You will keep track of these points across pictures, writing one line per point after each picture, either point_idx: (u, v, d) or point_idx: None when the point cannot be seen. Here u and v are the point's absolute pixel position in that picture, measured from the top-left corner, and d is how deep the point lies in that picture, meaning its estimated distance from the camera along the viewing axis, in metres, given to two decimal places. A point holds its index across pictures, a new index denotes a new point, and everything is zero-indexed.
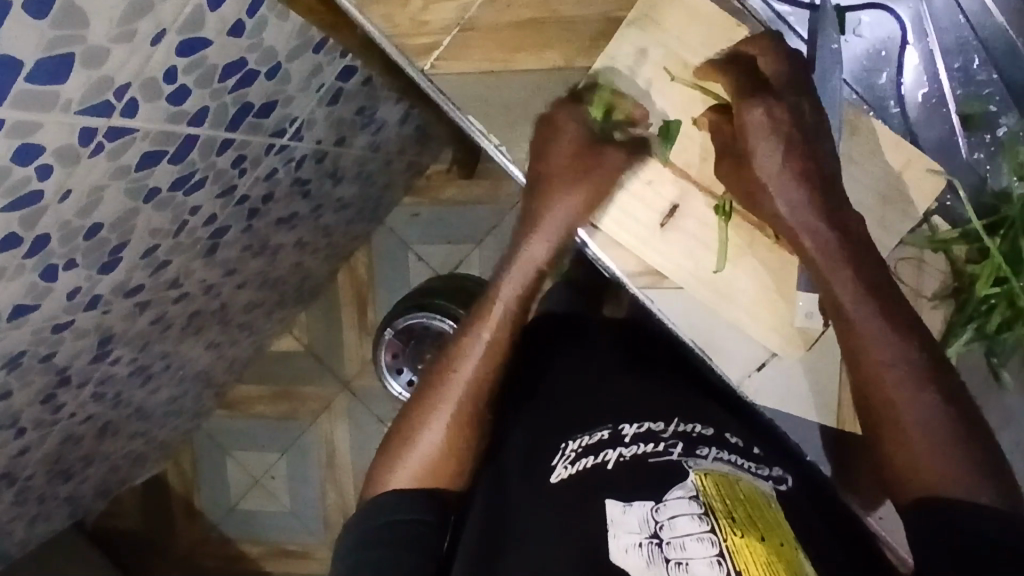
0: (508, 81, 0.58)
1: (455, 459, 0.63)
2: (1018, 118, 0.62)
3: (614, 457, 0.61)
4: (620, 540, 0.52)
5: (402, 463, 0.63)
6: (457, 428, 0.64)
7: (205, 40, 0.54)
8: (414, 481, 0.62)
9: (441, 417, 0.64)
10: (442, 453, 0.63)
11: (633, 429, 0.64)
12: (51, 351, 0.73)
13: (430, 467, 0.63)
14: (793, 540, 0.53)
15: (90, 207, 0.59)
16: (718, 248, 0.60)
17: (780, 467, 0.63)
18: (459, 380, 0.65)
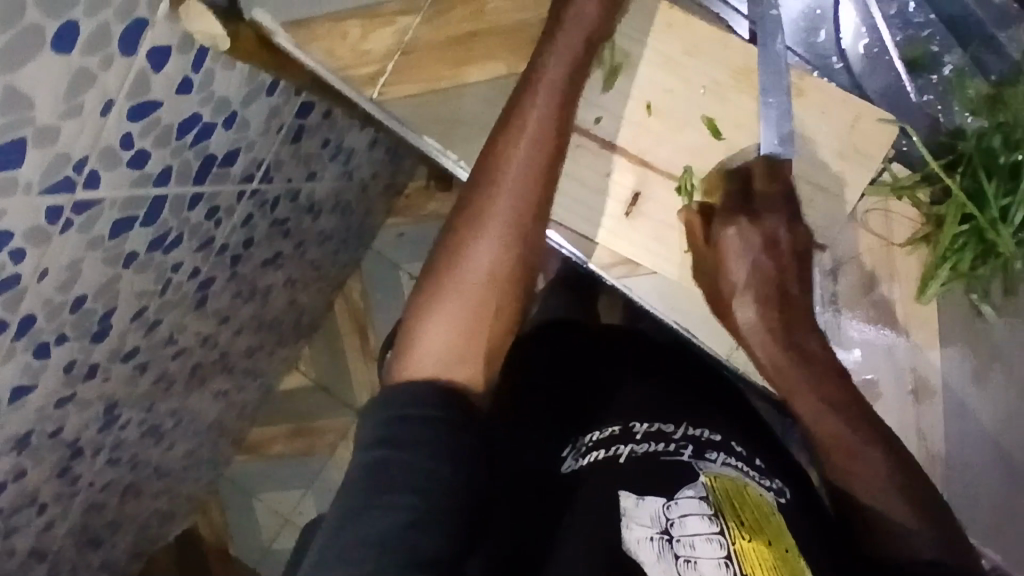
0: (460, 97, 0.61)
1: (481, 337, 0.57)
2: (961, 55, 0.69)
3: (626, 452, 0.61)
4: (633, 531, 0.54)
5: (426, 336, 0.55)
6: (492, 321, 0.57)
7: (155, 101, 0.54)
8: (444, 350, 0.55)
9: (476, 272, 0.57)
10: (481, 322, 0.57)
11: (644, 428, 0.64)
12: (57, 425, 0.74)
13: (463, 326, 0.56)
14: (793, 546, 0.55)
15: (70, 280, 0.60)
16: (686, 228, 0.65)
17: (779, 480, 0.64)
18: (490, 237, 0.57)
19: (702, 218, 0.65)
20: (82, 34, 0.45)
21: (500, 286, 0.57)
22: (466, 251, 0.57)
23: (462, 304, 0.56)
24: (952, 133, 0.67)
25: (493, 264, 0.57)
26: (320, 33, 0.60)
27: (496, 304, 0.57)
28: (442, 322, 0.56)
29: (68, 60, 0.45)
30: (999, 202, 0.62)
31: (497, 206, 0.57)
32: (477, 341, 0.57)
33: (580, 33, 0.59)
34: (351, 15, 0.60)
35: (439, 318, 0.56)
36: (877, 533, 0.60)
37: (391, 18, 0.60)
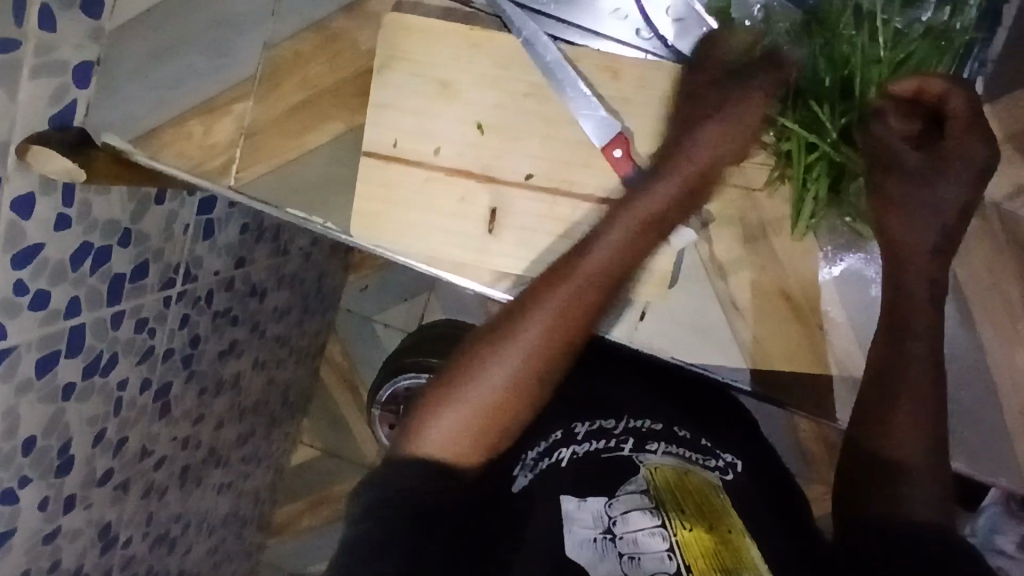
0: (310, 163, 0.56)
1: (493, 431, 0.53)
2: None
3: (568, 455, 0.60)
4: (575, 534, 0.52)
5: (470, 400, 0.52)
6: (477, 429, 0.52)
7: (36, 244, 0.57)
8: (464, 433, 0.52)
9: (508, 359, 0.52)
10: (507, 407, 0.53)
11: (585, 427, 0.64)
12: (52, 561, 0.77)
13: (466, 437, 0.52)
14: (741, 525, 0.54)
15: (11, 427, 0.63)
16: (553, 226, 0.54)
17: (726, 454, 0.65)
18: (532, 333, 0.52)
19: (556, 209, 0.54)
20: None
21: (519, 396, 0.53)
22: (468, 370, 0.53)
23: (502, 374, 0.52)
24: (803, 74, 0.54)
25: (553, 361, 0.53)
26: (171, 139, 0.57)
27: (533, 383, 0.53)
28: (455, 412, 0.52)
29: None
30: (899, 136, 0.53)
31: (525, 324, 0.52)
32: (490, 432, 0.53)
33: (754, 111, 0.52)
34: (191, 114, 0.56)
35: (447, 409, 0.52)
36: (885, 493, 0.52)
37: (228, 105, 0.56)
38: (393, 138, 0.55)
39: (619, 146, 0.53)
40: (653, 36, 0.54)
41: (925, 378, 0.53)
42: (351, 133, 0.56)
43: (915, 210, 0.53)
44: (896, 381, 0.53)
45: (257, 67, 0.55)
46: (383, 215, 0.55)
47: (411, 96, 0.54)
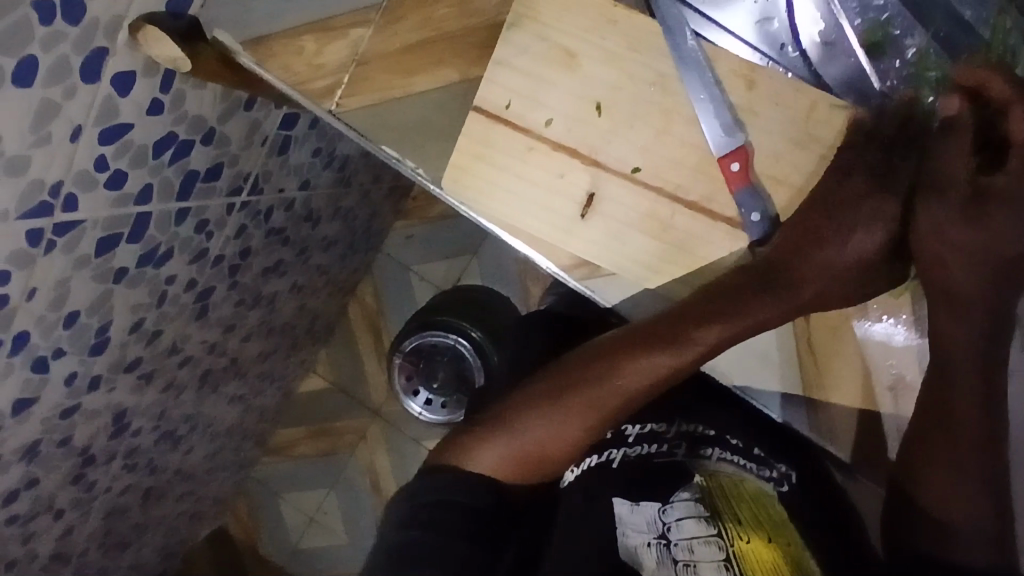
0: (414, 105, 0.54)
1: (543, 463, 0.65)
2: (925, 36, 0.51)
3: (618, 456, 0.66)
4: (631, 538, 0.60)
5: (525, 439, 0.64)
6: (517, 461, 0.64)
7: (125, 124, 0.56)
8: (507, 462, 0.64)
9: (538, 417, 0.64)
10: (542, 454, 0.64)
11: (636, 429, 0.68)
12: (67, 434, 0.78)
13: (519, 462, 0.64)
14: (797, 535, 0.60)
15: (61, 298, 0.63)
16: (644, 225, 0.52)
17: (780, 463, 0.66)
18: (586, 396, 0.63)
19: (658, 210, 0.51)
20: (42, 68, 0.47)
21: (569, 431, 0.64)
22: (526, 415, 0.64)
23: (536, 427, 0.64)
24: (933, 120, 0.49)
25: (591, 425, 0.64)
26: (278, 50, 0.55)
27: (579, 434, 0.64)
28: (496, 448, 0.64)
29: (30, 93, 0.47)
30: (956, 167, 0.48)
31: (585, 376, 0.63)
32: (541, 464, 0.65)
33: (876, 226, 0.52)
34: (305, 29, 0.54)
35: (513, 435, 0.64)
36: (935, 527, 0.57)
37: (344, 28, 0.54)
38: (506, 99, 0.52)
39: (736, 161, 0.49)
40: (798, 53, 0.51)
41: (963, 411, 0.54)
42: (461, 84, 0.53)
43: (948, 238, 0.49)
44: (951, 423, 0.54)
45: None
46: (475, 178, 0.54)
47: (528, 59, 0.51)
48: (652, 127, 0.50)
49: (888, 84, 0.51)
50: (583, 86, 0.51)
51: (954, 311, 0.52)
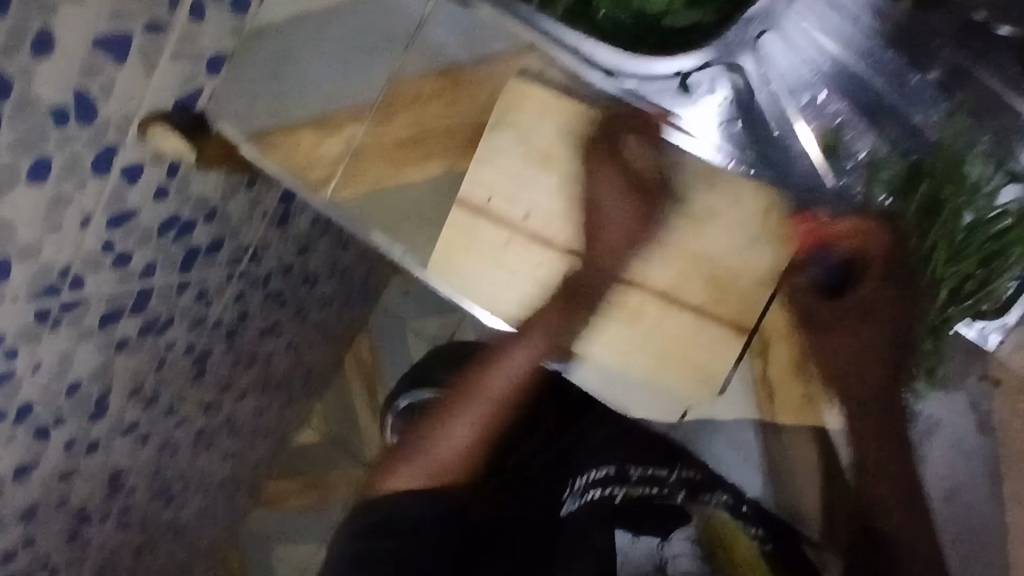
0: (402, 196, 0.58)
1: (451, 467, 0.68)
2: (877, 139, 0.53)
3: (621, 493, 0.74)
4: (630, 561, 0.70)
5: (437, 453, 0.68)
6: (538, 338, 0.59)
7: (133, 209, 0.60)
8: (438, 460, 0.68)
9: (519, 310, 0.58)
10: (443, 467, 0.68)
11: (639, 472, 0.73)
12: (64, 495, 0.80)
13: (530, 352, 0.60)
14: None
15: (64, 369, 0.66)
16: (615, 310, 0.55)
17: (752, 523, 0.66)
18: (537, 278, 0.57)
19: (626, 296, 0.55)
20: (56, 165, 0.51)
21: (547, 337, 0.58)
22: (502, 297, 0.58)
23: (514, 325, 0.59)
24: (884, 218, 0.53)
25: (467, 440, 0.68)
26: (278, 142, 0.60)
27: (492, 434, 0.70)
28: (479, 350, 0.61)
29: (42, 188, 0.51)
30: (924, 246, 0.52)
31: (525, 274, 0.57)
32: (455, 464, 0.68)
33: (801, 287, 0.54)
34: (302, 125, 0.59)
35: (495, 341, 0.61)
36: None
37: (340, 124, 0.58)
38: (487, 193, 0.56)
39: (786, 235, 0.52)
40: (759, 155, 0.54)
41: (898, 466, 0.55)
42: (448, 178, 0.57)
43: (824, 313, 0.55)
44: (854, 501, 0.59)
45: (375, 97, 0.58)
46: (458, 266, 0.57)
47: (509, 158, 0.55)
48: (624, 221, 0.54)
49: (843, 183, 0.54)
50: (560, 183, 0.55)
51: (863, 330, 0.56)
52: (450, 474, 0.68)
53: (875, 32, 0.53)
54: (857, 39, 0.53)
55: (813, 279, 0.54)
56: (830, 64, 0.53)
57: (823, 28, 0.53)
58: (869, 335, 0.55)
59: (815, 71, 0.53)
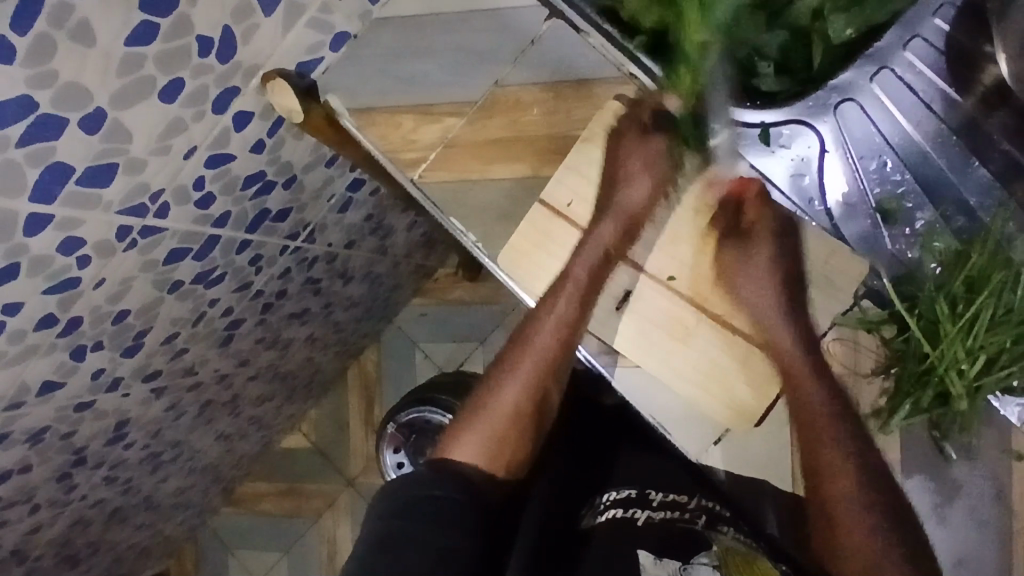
0: (485, 188, 0.63)
1: (513, 423, 0.64)
2: (934, 211, 0.59)
3: (643, 516, 0.67)
4: None
5: (476, 429, 0.64)
6: (506, 430, 0.64)
7: (230, 154, 0.64)
8: (499, 434, 0.64)
9: (504, 402, 0.64)
10: (501, 436, 0.64)
11: (659, 496, 0.69)
12: (72, 429, 0.79)
13: (502, 429, 0.64)
14: None
15: (120, 295, 0.67)
16: (671, 329, 0.58)
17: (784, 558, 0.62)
18: (538, 351, 0.63)
19: (683, 316, 0.58)
20: (186, 91, 0.54)
21: (519, 425, 0.65)
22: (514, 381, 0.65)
23: (510, 395, 0.64)
24: (934, 286, 0.55)
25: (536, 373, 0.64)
26: (380, 121, 0.64)
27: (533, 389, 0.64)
28: (493, 419, 0.64)
29: (169, 108, 0.54)
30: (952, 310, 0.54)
31: (543, 338, 0.62)
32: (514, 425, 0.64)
33: (766, 248, 0.59)
34: (407, 109, 0.64)
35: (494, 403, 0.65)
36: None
37: (442, 115, 0.63)
38: (568, 200, 0.61)
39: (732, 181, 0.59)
40: (824, 209, 0.60)
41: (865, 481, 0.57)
42: (532, 181, 0.62)
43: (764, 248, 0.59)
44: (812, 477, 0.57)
45: (478, 95, 0.63)
46: (530, 261, 0.61)
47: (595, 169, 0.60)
48: (691, 246, 0.58)
49: (897, 247, 0.59)
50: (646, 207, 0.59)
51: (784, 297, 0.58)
52: (515, 430, 0.65)
53: (944, 119, 0.60)
54: (925, 122, 0.60)
55: (723, 220, 0.59)
56: (897, 139, 0.60)
57: (895, 107, 0.60)
58: (777, 290, 0.58)
59: (882, 142, 0.60)
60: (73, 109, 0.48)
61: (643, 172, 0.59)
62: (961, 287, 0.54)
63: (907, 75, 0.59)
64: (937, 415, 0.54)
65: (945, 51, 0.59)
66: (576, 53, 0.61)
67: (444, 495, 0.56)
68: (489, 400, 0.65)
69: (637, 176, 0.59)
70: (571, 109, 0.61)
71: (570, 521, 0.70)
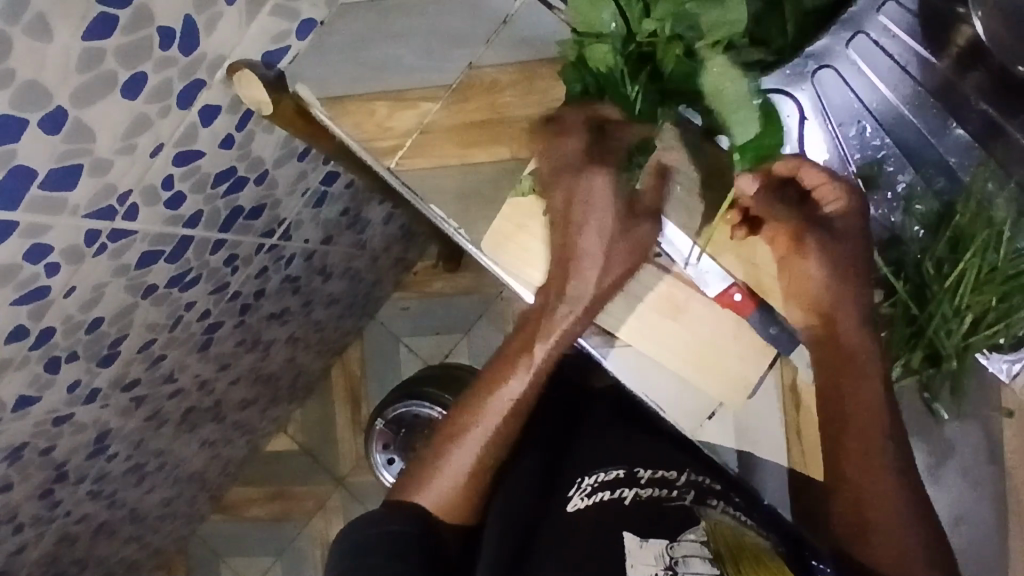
0: (464, 172, 0.62)
1: (477, 479, 0.61)
2: (915, 175, 0.59)
3: (630, 495, 0.62)
4: None
5: (434, 480, 0.60)
6: (469, 490, 0.61)
7: (198, 150, 0.61)
8: (459, 482, 0.60)
9: (459, 460, 0.60)
10: (461, 492, 0.61)
11: (648, 474, 0.65)
12: (51, 444, 0.77)
13: (446, 500, 0.60)
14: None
15: (92, 302, 0.64)
16: (661, 305, 0.58)
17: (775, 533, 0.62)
18: (492, 415, 0.60)
19: (671, 292, 0.58)
20: (149, 86, 0.52)
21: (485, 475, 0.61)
22: (468, 440, 0.61)
23: (458, 472, 0.60)
24: (920, 249, 0.57)
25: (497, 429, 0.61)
26: (352, 110, 0.62)
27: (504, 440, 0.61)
28: (441, 482, 0.60)
29: (132, 105, 0.52)
30: (939, 270, 0.55)
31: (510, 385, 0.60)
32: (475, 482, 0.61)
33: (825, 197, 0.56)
34: (380, 96, 0.62)
35: (437, 476, 0.60)
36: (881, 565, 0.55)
37: (416, 101, 0.62)
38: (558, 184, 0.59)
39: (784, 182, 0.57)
40: None
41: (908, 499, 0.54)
42: (512, 163, 0.61)
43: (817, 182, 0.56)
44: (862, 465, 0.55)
45: (453, 79, 0.61)
46: (510, 247, 0.61)
47: None
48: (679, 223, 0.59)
49: (879, 212, 0.59)
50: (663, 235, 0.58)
51: (836, 229, 0.56)
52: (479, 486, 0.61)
53: (921, 81, 0.60)
54: (902, 85, 0.60)
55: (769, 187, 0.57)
56: (876, 104, 0.60)
57: (872, 72, 0.60)
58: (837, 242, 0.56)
59: (861, 108, 0.60)
60: (33, 110, 0.46)
61: (611, 240, 0.57)
62: (947, 245, 0.55)
63: (882, 39, 0.59)
64: (927, 375, 0.56)
65: (919, 13, 0.59)
66: (551, 30, 0.60)
67: (403, 532, 0.56)
68: (448, 450, 0.61)
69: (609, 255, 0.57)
70: (548, 90, 0.60)
71: (553, 509, 0.63)
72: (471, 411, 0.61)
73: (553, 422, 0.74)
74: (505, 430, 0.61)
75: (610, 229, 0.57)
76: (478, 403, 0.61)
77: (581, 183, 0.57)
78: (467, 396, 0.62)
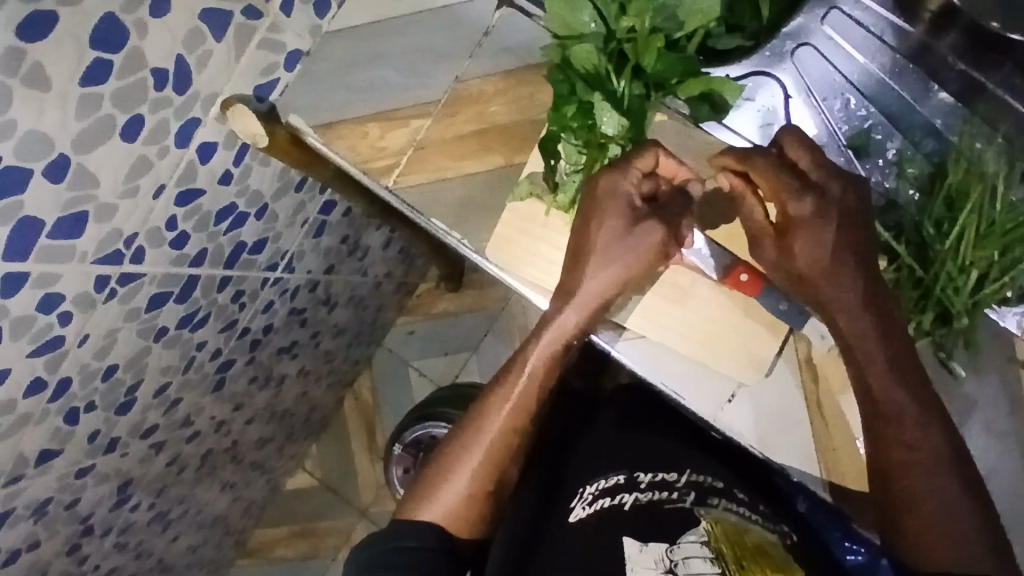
0: (460, 184, 0.62)
1: (484, 492, 0.60)
2: (903, 140, 0.60)
3: (630, 500, 0.61)
4: None
5: (441, 494, 0.60)
6: (476, 501, 0.60)
7: (198, 189, 0.62)
8: (467, 493, 0.60)
9: (464, 470, 0.60)
10: (470, 503, 0.60)
11: (648, 478, 0.64)
12: (75, 498, 0.76)
13: (452, 513, 0.59)
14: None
15: (106, 349, 0.65)
16: (668, 291, 0.59)
17: (784, 523, 0.63)
18: (498, 425, 0.61)
19: (677, 279, 0.59)
20: (146, 128, 0.53)
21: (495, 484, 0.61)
22: (477, 448, 0.61)
23: (466, 474, 0.60)
24: (918, 208, 0.57)
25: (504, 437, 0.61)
26: (345, 133, 0.63)
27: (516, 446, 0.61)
28: (447, 494, 0.60)
29: (132, 147, 0.53)
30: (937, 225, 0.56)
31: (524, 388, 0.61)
32: (483, 496, 0.60)
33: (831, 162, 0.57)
34: (371, 118, 0.63)
35: (443, 488, 0.60)
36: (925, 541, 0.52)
37: (407, 118, 0.63)
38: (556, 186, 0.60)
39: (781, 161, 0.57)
40: None
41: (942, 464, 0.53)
42: (507, 169, 0.62)
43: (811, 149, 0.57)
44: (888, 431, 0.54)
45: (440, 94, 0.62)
46: (515, 251, 0.61)
47: None
48: None
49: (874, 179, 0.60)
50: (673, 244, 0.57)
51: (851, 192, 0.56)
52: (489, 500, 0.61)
53: (897, 50, 0.61)
54: (880, 55, 0.61)
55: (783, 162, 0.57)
56: (857, 76, 0.61)
57: (849, 45, 0.61)
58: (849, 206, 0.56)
59: (842, 81, 0.61)
60: (36, 159, 0.47)
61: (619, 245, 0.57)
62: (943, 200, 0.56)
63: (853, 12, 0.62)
64: (939, 334, 0.57)
65: None
66: (531, 37, 0.62)
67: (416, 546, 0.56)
68: (455, 461, 0.61)
69: (619, 255, 0.57)
70: (535, 95, 0.62)
71: (556, 522, 0.62)
72: (480, 419, 0.61)
73: (570, 430, 0.75)
74: (513, 433, 0.61)
75: (617, 235, 0.56)
76: (491, 410, 0.61)
77: (600, 183, 0.56)
78: (477, 407, 0.62)
